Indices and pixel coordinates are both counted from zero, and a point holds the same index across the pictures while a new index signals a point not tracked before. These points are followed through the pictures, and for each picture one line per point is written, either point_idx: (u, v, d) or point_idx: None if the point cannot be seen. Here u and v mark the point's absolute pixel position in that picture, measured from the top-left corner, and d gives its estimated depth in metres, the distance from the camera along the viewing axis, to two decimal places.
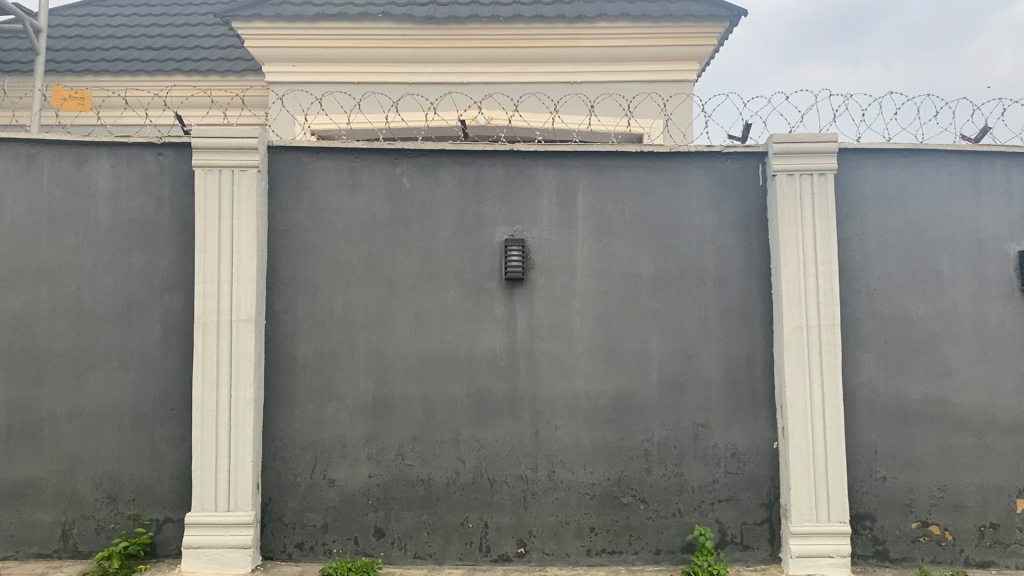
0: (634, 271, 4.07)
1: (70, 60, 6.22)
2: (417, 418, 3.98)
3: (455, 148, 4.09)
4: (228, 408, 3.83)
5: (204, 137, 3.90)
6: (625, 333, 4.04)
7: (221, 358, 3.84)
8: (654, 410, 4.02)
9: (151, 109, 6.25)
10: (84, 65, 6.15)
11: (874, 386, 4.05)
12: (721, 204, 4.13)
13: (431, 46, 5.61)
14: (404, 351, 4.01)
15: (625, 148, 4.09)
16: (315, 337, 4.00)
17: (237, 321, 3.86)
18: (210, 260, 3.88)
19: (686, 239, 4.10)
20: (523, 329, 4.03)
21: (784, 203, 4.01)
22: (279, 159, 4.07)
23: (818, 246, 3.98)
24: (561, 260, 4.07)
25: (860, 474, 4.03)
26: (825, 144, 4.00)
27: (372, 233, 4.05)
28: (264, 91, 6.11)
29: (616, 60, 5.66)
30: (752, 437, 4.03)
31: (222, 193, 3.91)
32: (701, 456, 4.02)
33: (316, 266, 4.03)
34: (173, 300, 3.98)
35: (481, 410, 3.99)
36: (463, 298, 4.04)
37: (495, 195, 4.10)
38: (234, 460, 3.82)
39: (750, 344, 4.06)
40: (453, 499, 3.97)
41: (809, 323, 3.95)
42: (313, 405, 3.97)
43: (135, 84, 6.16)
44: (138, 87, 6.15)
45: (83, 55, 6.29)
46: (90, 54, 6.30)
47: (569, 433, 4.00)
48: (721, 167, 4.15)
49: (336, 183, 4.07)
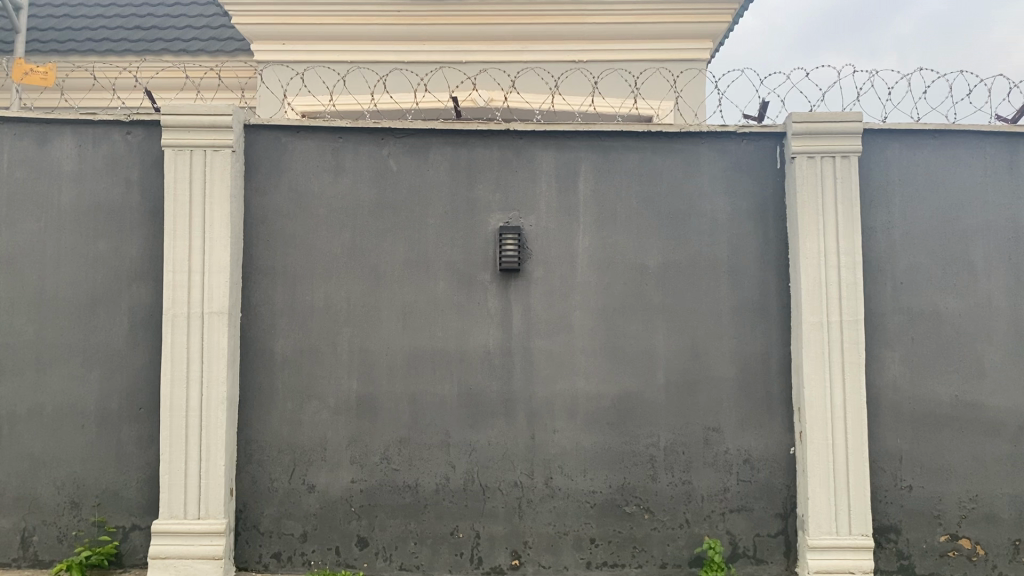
0: (639, 261, 3.76)
1: (56, 40, 5.97)
2: (404, 420, 3.68)
3: (448, 128, 3.78)
4: (200, 408, 3.55)
5: (174, 115, 3.61)
6: (629, 329, 3.73)
7: (193, 353, 3.56)
8: (661, 412, 3.71)
9: (122, 89, 5.95)
10: (70, 45, 5.90)
11: (900, 388, 3.73)
12: (735, 189, 3.81)
13: (428, 23, 5.28)
14: (391, 347, 3.70)
15: (632, 128, 3.78)
16: (295, 331, 3.70)
17: (210, 314, 3.57)
18: (180, 248, 3.59)
19: (697, 227, 3.78)
20: (519, 324, 3.73)
21: (803, 188, 3.70)
22: (257, 139, 3.77)
23: (840, 234, 3.68)
24: (560, 249, 3.76)
25: (884, 482, 3.71)
26: (848, 123, 3.68)
27: (357, 219, 3.75)
28: (253, 73, 5.81)
29: (624, 37, 5.32)
30: (767, 442, 3.72)
31: (194, 175, 3.62)
32: (711, 462, 3.71)
33: (296, 255, 3.73)
34: (141, 291, 3.69)
35: (472, 411, 3.69)
36: (455, 290, 3.74)
37: (489, 179, 3.79)
38: (206, 463, 3.54)
39: (765, 341, 3.75)
40: (442, 506, 3.67)
41: (829, 320, 3.64)
42: (293, 405, 3.68)
43: (111, 63, 5.88)
44: (110, 65, 5.87)
45: (69, 34, 6.03)
46: (77, 33, 6.03)
47: (568, 436, 3.69)
48: (735, 149, 3.83)
49: (317, 165, 3.76)
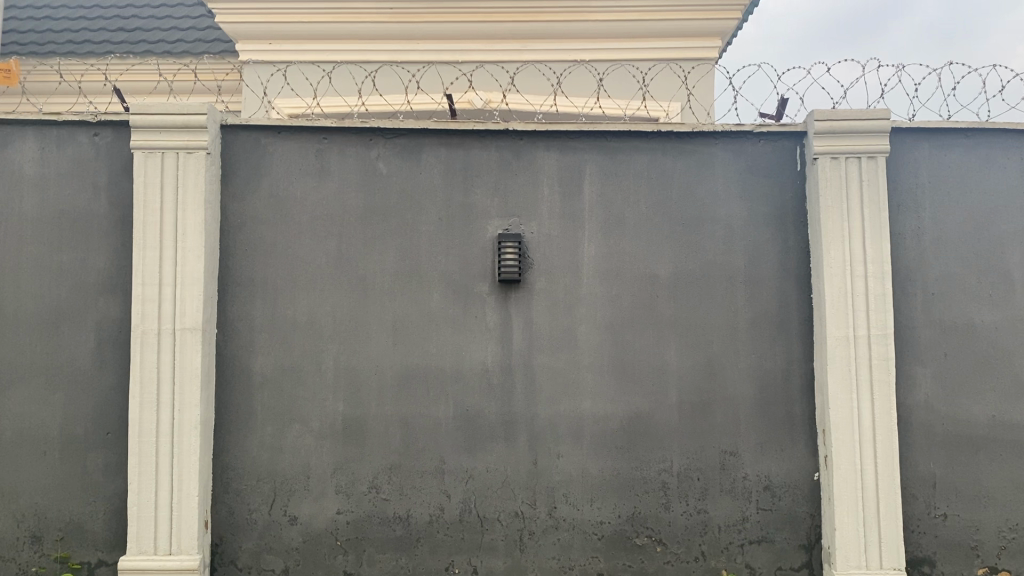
0: (649, 271, 3.47)
1: (36, 42, 5.69)
2: (394, 444, 3.38)
3: (442, 128, 3.49)
4: (171, 433, 3.26)
5: (144, 114, 3.32)
6: (639, 345, 3.44)
7: (164, 374, 3.27)
8: (674, 435, 3.41)
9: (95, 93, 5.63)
10: (50, 47, 5.63)
11: (932, 408, 3.43)
12: (752, 193, 3.53)
13: (422, 21, 4.97)
14: (380, 365, 3.41)
15: (641, 127, 3.50)
16: (275, 348, 3.40)
17: (183, 330, 3.28)
18: (150, 259, 3.30)
19: (711, 235, 3.49)
20: (520, 339, 3.43)
21: (826, 191, 3.42)
22: (235, 140, 3.48)
23: (866, 241, 3.39)
24: (564, 258, 3.48)
25: (916, 511, 3.41)
26: (875, 121, 3.40)
27: (343, 226, 3.46)
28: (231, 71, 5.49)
29: (628, 36, 5.01)
30: (789, 467, 3.42)
31: (165, 180, 3.33)
32: (728, 489, 3.41)
33: (277, 266, 3.44)
34: (110, 305, 3.39)
35: (469, 435, 3.39)
36: (449, 304, 3.44)
37: (486, 183, 3.50)
38: (178, 493, 3.24)
39: (786, 357, 3.46)
40: (436, 539, 3.37)
41: (856, 334, 3.35)
42: (273, 429, 3.38)
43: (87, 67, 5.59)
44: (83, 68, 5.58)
45: (50, 35, 5.75)
46: (58, 35, 5.75)
47: (573, 461, 3.40)
48: (751, 149, 3.55)
49: (300, 168, 3.48)
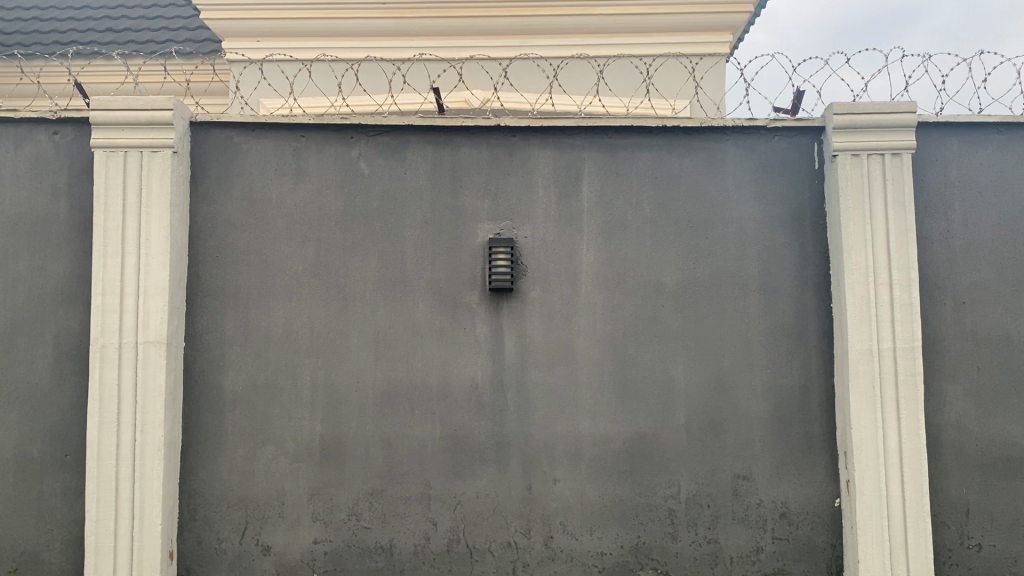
0: (654, 279, 3.19)
1: (22, 44, 5.45)
2: (376, 468, 3.11)
3: (429, 124, 3.23)
4: (133, 456, 2.99)
5: (105, 110, 3.07)
6: (643, 359, 3.16)
7: (125, 391, 3.01)
8: (681, 458, 3.12)
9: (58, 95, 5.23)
10: (35, 48, 5.40)
11: (965, 428, 3.13)
12: (765, 194, 3.25)
13: (416, 16, 4.67)
14: (361, 382, 3.14)
15: (644, 123, 3.22)
16: (247, 363, 3.14)
17: (146, 344, 3.02)
18: (111, 266, 3.04)
19: (721, 238, 3.21)
20: (512, 353, 3.16)
21: (847, 192, 3.13)
22: (205, 138, 3.22)
23: (891, 245, 3.10)
24: (561, 265, 3.20)
25: (947, 541, 3.11)
26: (900, 115, 3.11)
27: (321, 231, 3.20)
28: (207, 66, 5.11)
29: (634, 31, 4.72)
30: (807, 493, 3.13)
31: (128, 180, 3.08)
32: (741, 517, 3.12)
33: (250, 273, 3.18)
34: (69, 316, 3.13)
35: (457, 458, 3.11)
36: (436, 314, 3.17)
37: (476, 184, 3.24)
38: (140, 522, 2.97)
39: (804, 373, 3.17)
40: (422, 572, 3.09)
41: (880, 347, 3.06)
42: (245, 451, 3.11)
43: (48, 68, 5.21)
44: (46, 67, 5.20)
45: (37, 37, 5.51)
46: (45, 36, 5.51)
47: (570, 487, 3.11)
48: (764, 146, 3.27)
49: (276, 168, 3.22)
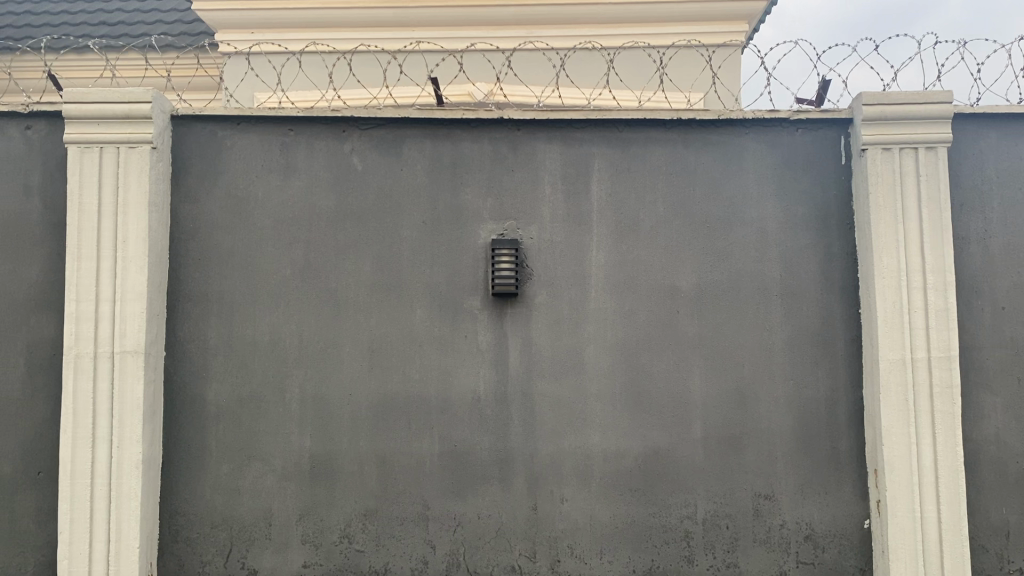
0: (669, 282, 2.97)
1: (13, 26, 5.18)
2: (370, 487, 2.90)
3: (427, 117, 3.01)
4: (108, 475, 2.78)
5: (80, 102, 2.86)
6: (657, 369, 2.93)
7: (101, 404, 2.80)
8: (698, 475, 2.90)
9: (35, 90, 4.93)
10: (25, 32, 5.13)
11: (1005, 443, 2.90)
12: (788, 191, 3.02)
13: (416, 5, 4.45)
14: (354, 395, 2.92)
15: (657, 115, 3.00)
16: (233, 374, 2.93)
17: (122, 354, 2.81)
18: (85, 271, 2.83)
19: (741, 239, 2.99)
20: (516, 363, 2.94)
21: (877, 188, 2.90)
22: (188, 133, 3.01)
23: (926, 247, 2.87)
24: (568, 268, 2.98)
25: (986, 566, 2.88)
26: (936, 106, 2.87)
27: (311, 232, 2.98)
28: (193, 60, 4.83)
29: (646, 20, 4.48)
30: (834, 513, 2.90)
31: (104, 178, 2.87)
32: (763, 539, 2.90)
33: (236, 278, 2.97)
34: (43, 323, 2.93)
35: (458, 476, 2.90)
36: (434, 322, 2.95)
37: (478, 181, 3.02)
38: (115, 545, 2.76)
39: (830, 384, 2.94)
40: None
41: (914, 357, 2.83)
42: (230, 468, 2.91)
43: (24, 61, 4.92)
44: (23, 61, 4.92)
45: (29, 19, 5.24)
46: (37, 19, 5.24)
47: (579, 507, 2.90)
48: (787, 140, 3.04)
49: (263, 165, 3.01)
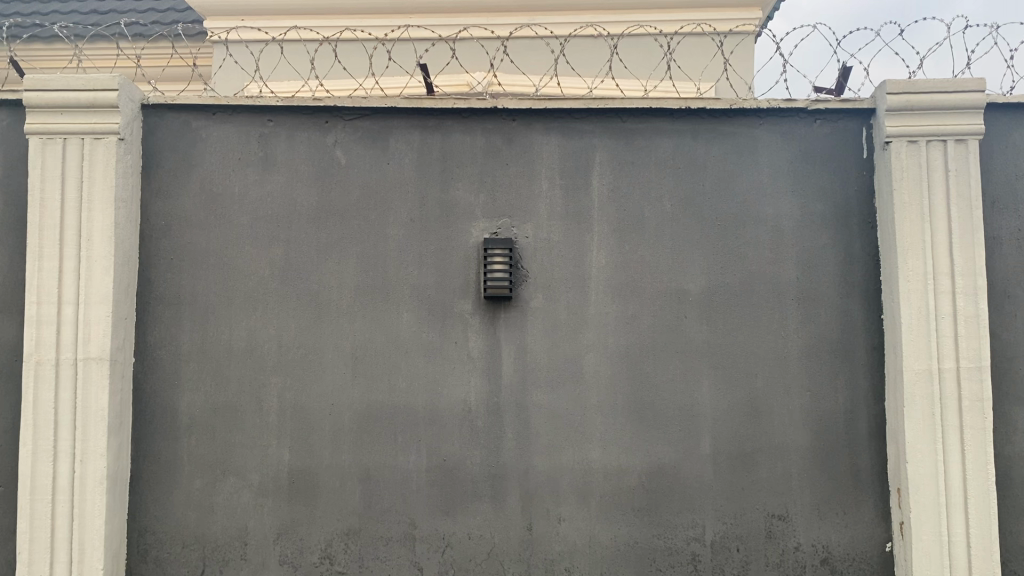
0: (676, 285, 2.75)
1: None
2: (353, 504, 2.70)
3: (415, 107, 2.80)
4: (70, 490, 2.58)
5: (42, 90, 2.66)
6: (662, 379, 2.72)
7: (63, 415, 2.60)
8: (706, 494, 2.69)
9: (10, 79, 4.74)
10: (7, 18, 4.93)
11: None
12: (805, 187, 2.80)
13: None
14: (336, 405, 2.72)
15: (663, 105, 2.78)
16: (206, 382, 2.73)
17: (86, 361, 2.61)
18: (47, 271, 2.63)
19: (753, 238, 2.77)
20: (511, 372, 2.73)
21: (902, 184, 2.67)
22: (160, 124, 2.81)
23: (955, 247, 2.64)
24: (567, 270, 2.77)
25: None
26: (966, 94, 2.64)
27: (291, 230, 2.78)
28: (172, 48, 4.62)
29: (652, 6, 4.26)
30: (853, 536, 2.69)
31: (67, 171, 2.67)
32: (776, 563, 2.68)
33: (210, 279, 2.77)
34: (4, 327, 2.73)
35: (447, 493, 2.69)
36: (423, 327, 2.75)
37: (470, 176, 2.81)
38: (78, 567, 2.56)
39: (849, 396, 2.72)
40: None
41: (942, 367, 2.60)
42: (202, 484, 2.71)
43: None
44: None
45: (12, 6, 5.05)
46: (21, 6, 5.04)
47: (578, 527, 2.69)
48: (804, 132, 2.82)
49: (240, 158, 2.81)
